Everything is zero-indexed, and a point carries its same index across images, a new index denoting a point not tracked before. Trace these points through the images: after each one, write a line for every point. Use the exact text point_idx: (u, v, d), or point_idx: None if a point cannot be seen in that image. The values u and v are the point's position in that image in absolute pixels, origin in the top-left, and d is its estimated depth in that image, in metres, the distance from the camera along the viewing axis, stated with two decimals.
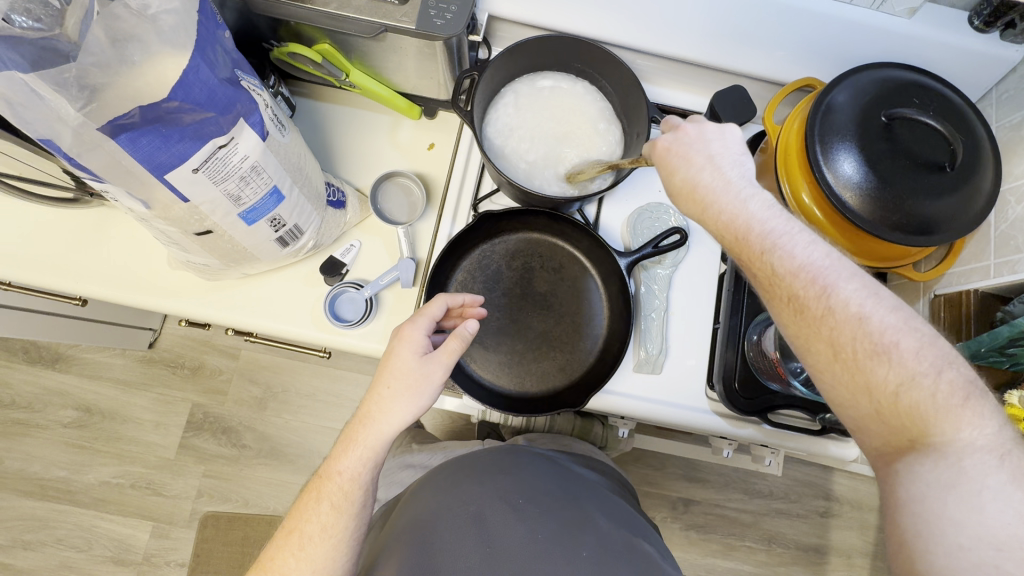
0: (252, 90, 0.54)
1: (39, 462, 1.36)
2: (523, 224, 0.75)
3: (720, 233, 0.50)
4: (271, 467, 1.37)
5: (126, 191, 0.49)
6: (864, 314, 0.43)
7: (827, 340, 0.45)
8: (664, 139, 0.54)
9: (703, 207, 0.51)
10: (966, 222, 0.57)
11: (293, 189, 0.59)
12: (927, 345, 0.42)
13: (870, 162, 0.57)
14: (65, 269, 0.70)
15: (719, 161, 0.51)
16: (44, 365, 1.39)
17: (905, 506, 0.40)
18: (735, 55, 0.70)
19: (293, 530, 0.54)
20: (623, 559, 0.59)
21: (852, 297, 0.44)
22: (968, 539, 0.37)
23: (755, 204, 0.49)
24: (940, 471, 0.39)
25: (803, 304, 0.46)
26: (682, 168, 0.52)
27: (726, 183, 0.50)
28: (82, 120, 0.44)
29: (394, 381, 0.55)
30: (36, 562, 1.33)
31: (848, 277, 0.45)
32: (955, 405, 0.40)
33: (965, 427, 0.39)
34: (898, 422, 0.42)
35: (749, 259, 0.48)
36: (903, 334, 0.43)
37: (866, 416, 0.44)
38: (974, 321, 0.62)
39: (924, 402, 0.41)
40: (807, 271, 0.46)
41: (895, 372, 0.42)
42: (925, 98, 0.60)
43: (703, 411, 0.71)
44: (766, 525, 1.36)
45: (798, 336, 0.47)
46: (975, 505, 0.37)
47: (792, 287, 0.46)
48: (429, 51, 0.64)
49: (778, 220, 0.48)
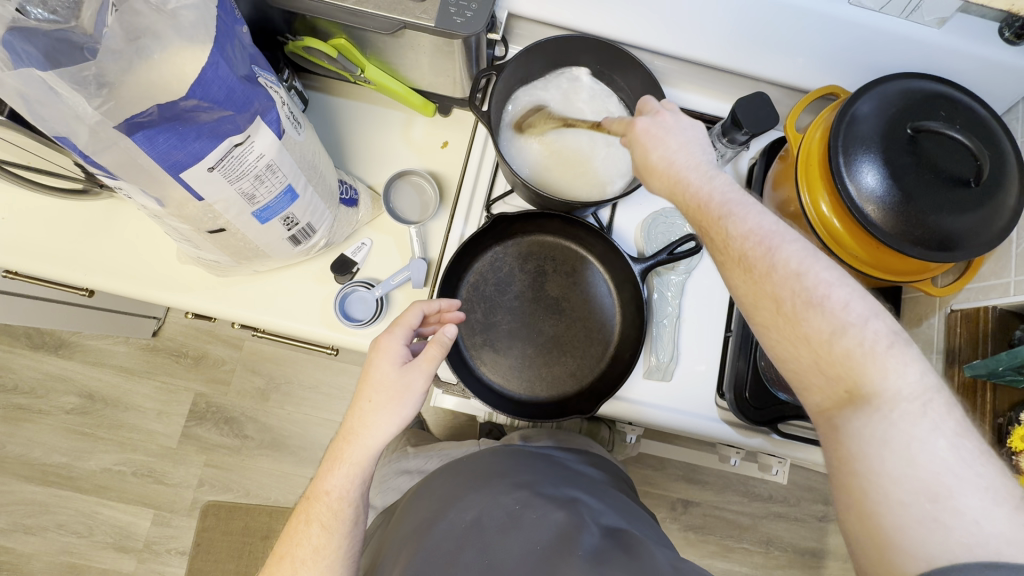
0: (269, 86, 0.53)
1: (41, 447, 1.36)
2: (536, 226, 0.74)
3: (679, 199, 0.48)
4: (273, 458, 1.37)
5: (140, 189, 0.49)
6: (805, 270, 0.42)
7: (769, 296, 0.43)
8: (643, 120, 0.52)
9: (667, 178, 0.49)
10: (989, 238, 0.56)
11: (307, 187, 0.58)
12: (859, 298, 0.41)
13: (893, 175, 0.56)
14: (72, 261, 0.69)
15: (685, 141, 0.50)
16: (47, 351, 1.38)
17: (846, 464, 0.39)
18: (757, 60, 0.68)
19: (284, 555, 0.54)
20: (620, 554, 0.58)
21: (795, 254, 0.43)
22: (906, 494, 0.36)
23: (714, 176, 0.48)
24: (874, 423, 0.38)
25: (749, 262, 0.44)
26: (655, 146, 0.50)
27: (693, 159, 0.49)
28: (99, 118, 0.43)
29: (375, 394, 0.54)
30: (37, 546, 1.33)
31: (791, 236, 0.43)
32: (882, 352, 0.39)
33: (891, 374, 0.39)
34: (835, 374, 0.41)
35: (703, 223, 0.46)
36: (839, 288, 0.41)
37: (806, 373, 0.42)
38: (991, 338, 0.61)
39: (856, 352, 0.40)
40: (753, 231, 0.44)
41: (830, 322, 0.41)
42: (952, 111, 0.59)
43: (713, 419, 0.71)
44: (764, 528, 1.36)
45: (745, 297, 0.45)
46: (907, 458, 0.36)
47: (742, 248, 0.44)
48: (447, 48, 0.62)
49: (731, 186, 0.47)
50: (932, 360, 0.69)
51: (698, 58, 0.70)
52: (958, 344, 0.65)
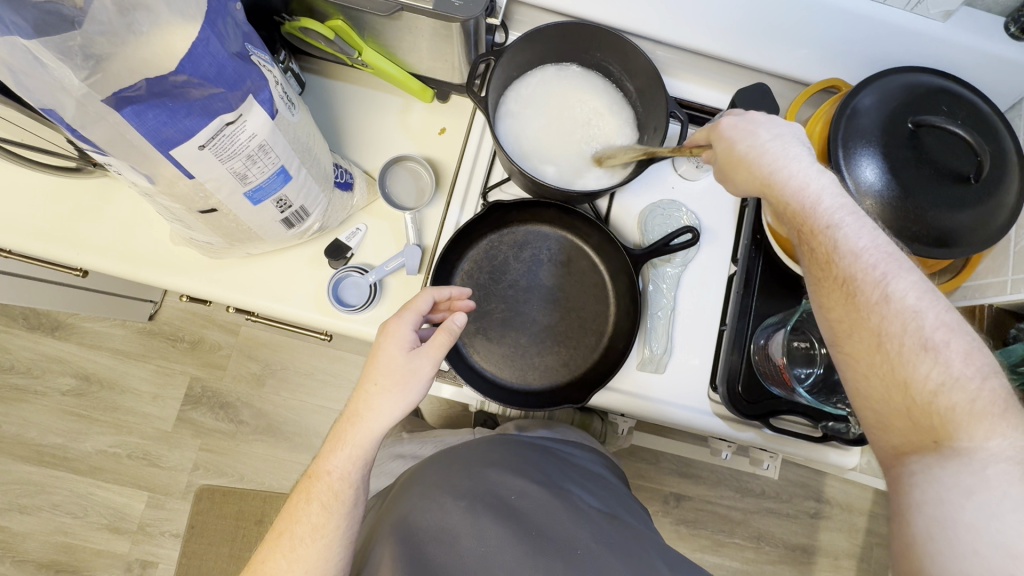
0: (263, 66, 0.52)
1: (37, 428, 1.36)
2: (532, 215, 0.74)
3: (782, 206, 0.51)
4: (268, 444, 1.37)
5: (130, 165, 0.48)
6: (922, 309, 0.44)
7: (874, 328, 0.45)
8: (731, 118, 0.55)
9: (761, 175, 0.52)
10: (987, 236, 0.56)
11: (301, 169, 0.58)
12: (976, 355, 0.43)
13: (893, 169, 0.55)
14: (65, 239, 0.69)
15: (783, 138, 0.52)
16: (44, 332, 1.38)
17: (916, 506, 0.40)
18: (760, 50, 0.68)
19: (284, 532, 0.54)
20: (622, 547, 0.59)
21: (909, 293, 0.45)
22: (984, 545, 0.37)
23: (828, 190, 0.49)
24: (961, 474, 0.39)
25: (857, 289, 0.46)
26: (748, 140, 0.53)
27: (790, 156, 0.51)
28: (86, 90, 0.43)
29: (381, 378, 0.55)
30: (33, 526, 1.34)
31: (908, 273, 0.46)
32: (993, 413, 0.40)
33: (997, 436, 0.39)
34: (926, 420, 0.42)
35: (813, 234, 0.49)
36: (956, 338, 0.43)
37: (892, 412, 0.44)
38: (985, 338, 0.61)
39: (961, 407, 0.41)
40: (866, 256, 0.47)
41: (939, 371, 0.42)
42: (954, 106, 0.58)
43: (704, 412, 0.70)
44: (755, 523, 1.37)
45: (841, 321, 0.48)
46: (990, 510, 0.37)
47: (850, 270, 0.47)
48: (445, 32, 0.61)
49: (843, 202, 0.49)
50: None
51: (699, 48, 0.69)
52: None
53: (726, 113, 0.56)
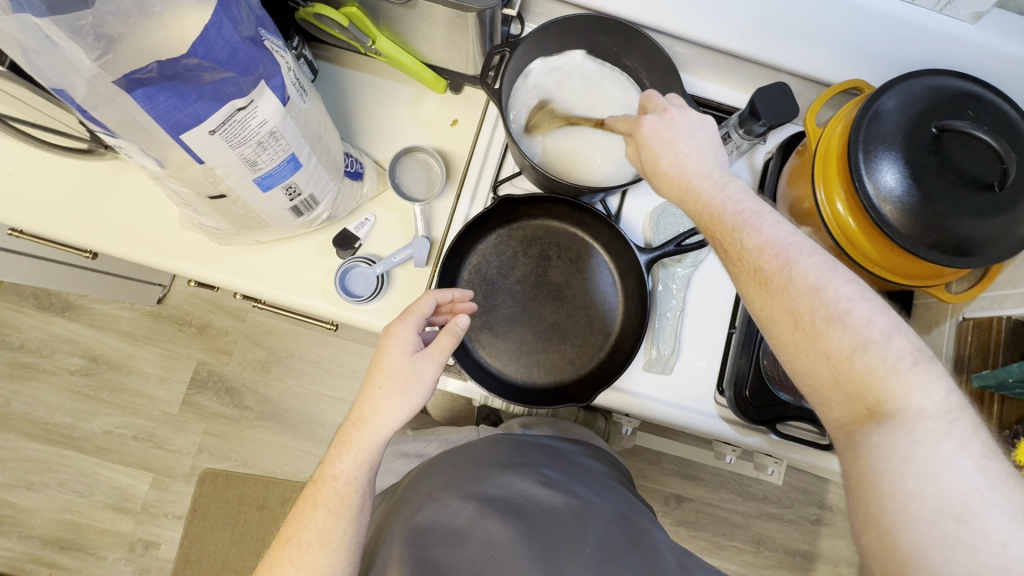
0: (276, 51, 0.51)
1: (45, 406, 1.38)
2: (542, 210, 0.73)
3: (695, 212, 0.49)
4: (271, 431, 1.38)
5: (141, 148, 0.48)
6: (824, 285, 0.42)
7: (787, 309, 0.43)
8: (651, 120, 0.53)
9: (676, 181, 0.51)
10: (1006, 245, 0.55)
11: (311, 157, 0.57)
12: (882, 315, 0.41)
13: (914, 175, 0.54)
14: (75, 221, 0.69)
15: (696, 146, 0.51)
16: (54, 312, 1.40)
17: (865, 480, 0.39)
18: (781, 48, 0.66)
19: (291, 538, 0.54)
20: (629, 549, 0.59)
21: (813, 268, 0.43)
22: (929, 511, 0.36)
23: (727, 181, 0.49)
24: (893, 441, 0.38)
25: (766, 275, 0.45)
26: (668, 152, 0.51)
27: (706, 168, 0.50)
28: (97, 71, 0.42)
29: (386, 380, 0.55)
30: (39, 502, 1.36)
31: (808, 249, 0.44)
32: (906, 371, 0.39)
33: (915, 392, 0.38)
34: (854, 391, 0.41)
35: (718, 234, 0.48)
36: (859, 303, 0.42)
37: (824, 387, 0.43)
38: (1003, 348, 0.59)
39: (878, 369, 0.40)
40: (766, 242, 0.45)
41: (851, 340, 0.41)
42: (980, 112, 0.56)
43: (711, 416, 0.70)
44: (756, 528, 1.36)
45: (761, 309, 0.45)
46: (928, 473, 0.36)
47: (757, 260, 0.45)
48: (461, 22, 0.61)
49: (747, 197, 0.48)
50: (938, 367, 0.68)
51: (719, 45, 0.68)
52: (968, 352, 0.63)
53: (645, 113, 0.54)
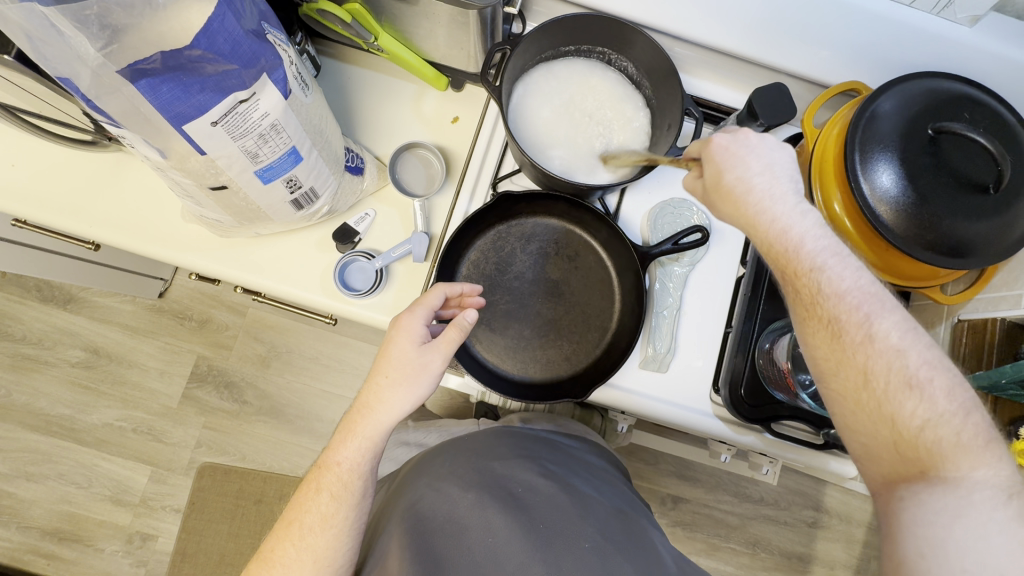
0: (278, 45, 0.52)
1: (46, 398, 1.39)
2: (541, 207, 0.73)
3: (765, 244, 0.49)
4: (270, 425, 1.39)
5: (143, 139, 0.48)
6: (906, 348, 0.44)
7: (859, 366, 0.45)
8: (722, 137, 0.51)
9: (748, 213, 0.49)
10: (1000, 247, 0.55)
11: (311, 150, 0.58)
12: (958, 388, 0.43)
13: (909, 176, 0.54)
14: (79, 212, 0.69)
15: (768, 170, 0.50)
16: (56, 304, 1.41)
17: (907, 528, 0.41)
18: (780, 50, 0.66)
19: (293, 521, 0.55)
20: (627, 545, 0.59)
21: (893, 331, 0.45)
22: (972, 565, 0.38)
23: (810, 225, 0.48)
24: (948, 501, 0.40)
25: (843, 329, 0.46)
26: (736, 170, 0.50)
27: (782, 198, 0.49)
28: (102, 61, 0.43)
29: (392, 371, 0.55)
30: (37, 493, 1.37)
31: (891, 311, 0.45)
32: (977, 445, 0.41)
33: (981, 466, 0.40)
34: (913, 453, 0.43)
35: (795, 275, 0.48)
36: (938, 374, 0.43)
37: (880, 444, 0.45)
38: (997, 349, 0.60)
39: (947, 439, 0.42)
40: (850, 297, 0.46)
41: (925, 408, 0.43)
42: (976, 114, 0.57)
43: (706, 414, 0.70)
44: (752, 529, 1.36)
45: (827, 359, 0.47)
46: (979, 533, 0.38)
47: (837, 310, 0.46)
48: (462, 20, 0.61)
49: (827, 240, 0.48)
50: None
51: (718, 46, 0.68)
52: (962, 354, 0.64)
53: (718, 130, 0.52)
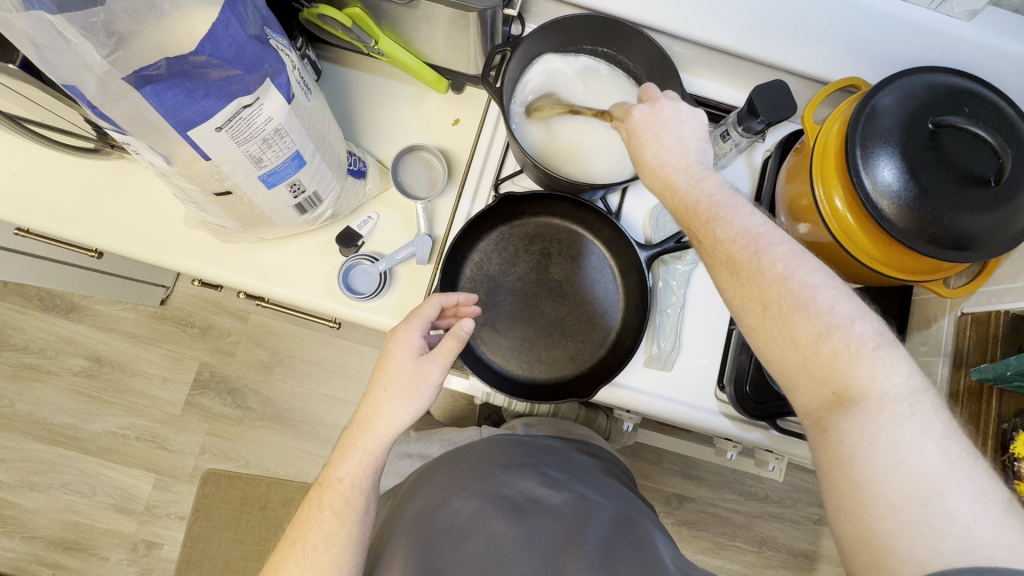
0: (281, 50, 0.52)
1: (49, 407, 1.38)
2: (543, 207, 0.73)
3: (670, 205, 0.51)
4: (274, 431, 1.39)
5: (148, 145, 0.49)
6: (789, 272, 0.43)
7: (756, 298, 0.44)
8: (641, 111, 0.55)
9: (659, 175, 0.52)
10: (1003, 240, 0.55)
11: (315, 154, 0.58)
12: (846, 301, 0.43)
13: (911, 170, 0.55)
14: (82, 220, 0.70)
15: (676, 141, 0.53)
16: (58, 313, 1.40)
17: (838, 467, 0.39)
18: (779, 48, 0.67)
19: (296, 541, 0.55)
20: (630, 547, 0.59)
21: (781, 257, 0.45)
22: (899, 497, 0.36)
23: (708, 180, 0.50)
24: (862, 424, 0.39)
25: (737, 265, 0.46)
26: (653, 145, 0.53)
27: (684, 158, 0.52)
28: (107, 68, 0.43)
29: (390, 384, 0.55)
30: (42, 503, 1.37)
31: (777, 240, 0.45)
32: (868, 353, 0.40)
33: (877, 375, 0.40)
34: (821, 376, 0.42)
35: (695, 228, 0.49)
36: (825, 289, 0.43)
37: (793, 374, 0.43)
38: (1002, 340, 0.60)
39: (841, 351, 0.41)
40: (741, 236, 0.46)
41: (816, 324, 0.42)
42: (976, 108, 0.57)
43: (712, 411, 0.70)
44: (758, 527, 1.36)
45: (733, 299, 0.46)
46: (895, 456, 0.37)
47: (731, 251, 0.46)
48: (462, 22, 0.62)
49: (721, 190, 0.49)
50: (936, 363, 0.68)
51: (717, 44, 0.68)
52: (966, 347, 0.64)
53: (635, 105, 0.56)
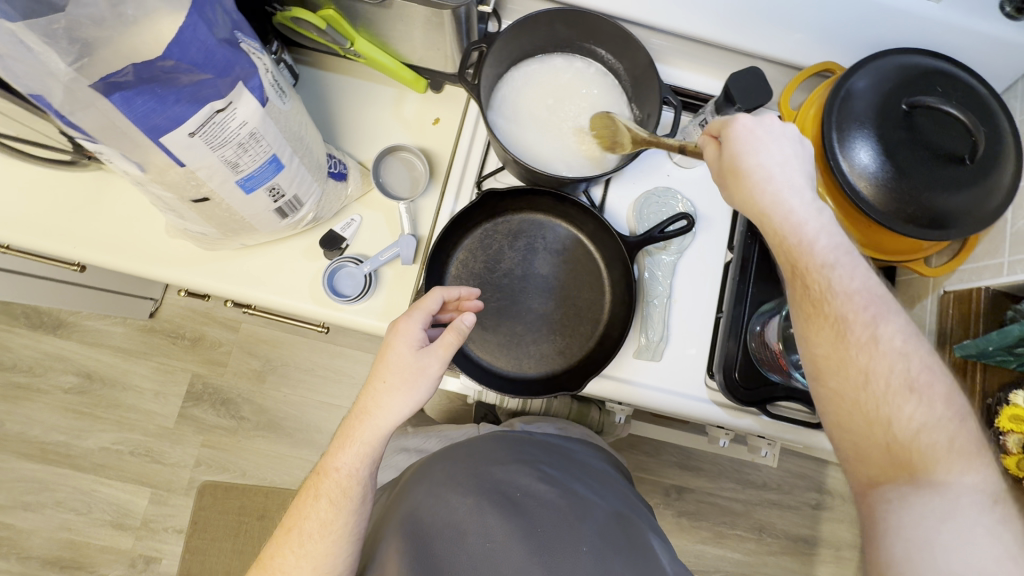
0: (253, 53, 0.52)
1: (40, 426, 1.37)
2: (527, 203, 0.73)
3: (778, 237, 0.51)
4: (269, 440, 1.38)
5: (121, 153, 0.48)
6: (908, 352, 0.46)
7: (861, 367, 0.46)
8: (748, 123, 0.53)
9: (763, 203, 0.51)
10: (982, 217, 0.56)
11: (292, 158, 0.58)
12: (951, 393, 0.46)
13: (887, 151, 0.55)
14: (62, 233, 0.69)
15: (788, 168, 0.52)
16: (46, 330, 1.39)
17: (896, 531, 0.42)
18: (753, 35, 0.67)
19: (293, 528, 0.56)
20: (625, 547, 0.60)
21: (896, 336, 0.47)
22: (958, 566, 0.39)
23: (823, 225, 0.50)
24: (936, 501, 0.42)
25: (848, 329, 0.47)
26: (757, 155, 0.52)
27: (804, 196, 0.51)
28: (73, 76, 0.43)
29: (390, 376, 0.55)
30: (37, 523, 1.35)
31: (896, 317, 0.47)
32: (966, 450, 0.43)
33: (968, 470, 0.42)
34: (907, 455, 0.44)
35: (806, 271, 0.49)
36: (937, 378, 0.46)
37: (872, 445, 0.46)
38: (983, 317, 0.60)
39: (941, 442, 0.44)
40: (857, 298, 0.48)
41: (922, 410, 0.45)
42: (948, 87, 0.58)
43: (702, 400, 0.70)
44: (757, 515, 1.37)
45: (827, 357, 0.48)
46: (965, 535, 0.40)
47: (843, 309, 0.47)
48: (436, 20, 0.62)
49: (840, 243, 0.50)
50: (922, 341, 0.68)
51: (693, 34, 0.69)
52: (949, 325, 0.64)
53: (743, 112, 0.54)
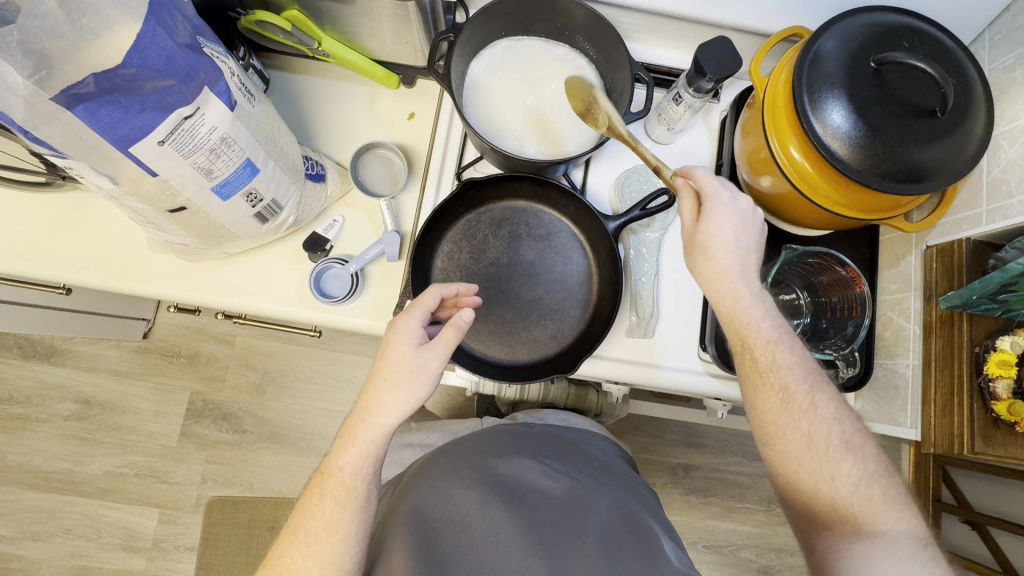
0: (217, 57, 0.52)
1: (42, 455, 1.36)
2: (507, 190, 0.73)
3: (728, 313, 0.56)
4: (274, 451, 1.38)
5: (91, 166, 0.48)
6: (841, 419, 0.53)
7: (807, 433, 0.53)
8: (710, 204, 0.57)
9: (720, 282, 0.57)
10: (958, 167, 0.56)
11: (267, 161, 0.58)
12: (874, 450, 0.53)
13: (859, 110, 0.55)
14: (42, 256, 0.68)
15: (739, 247, 0.57)
16: (40, 359, 1.38)
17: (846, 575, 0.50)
18: (720, 6, 0.67)
19: (298, 528, 0.56)
20: (631, 541, 0.59)
21: (830, 403, 0.54)
22: None
23: (767, 303, 0.56)
24: (877, 547, 0.50)
25: (792, 397, 0.53)
26: (717, 240, 0.57)
27: (749, 276, 0.57)
28: (33, 88, 0.42)
29: (391, 374, 0.56)
30: (46, 552, 1.35)
31: (827, 386, 0.54)
32: (893, 502, 0.51)
33: (896, 518, 0.51)
34: (849, 509, 0.51)
35: (755, 345, 0.55)
36: (865, 439, 0.53)
37: (819, 501, 0.52)
38: (967, 270, 0.60)
39: (875, 496, 0.51)
40: (797, 369, 0.54)
41: (856, 468, 0.52)
42: (915, 42, 0.58)
43: (697, 373, 0.70)
44: (765, 486, 1.38)
45: (774, 421, 0.54)
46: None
47: (786, 381, 0.54)
48: (402, 12, 0.61)
49: (778, 319, 0.56)
50: (908, 298, 0.68)
51: (660, 8, 0.68)
52: (934, 278, 0.64)
53: (706, 192, 0.58)
